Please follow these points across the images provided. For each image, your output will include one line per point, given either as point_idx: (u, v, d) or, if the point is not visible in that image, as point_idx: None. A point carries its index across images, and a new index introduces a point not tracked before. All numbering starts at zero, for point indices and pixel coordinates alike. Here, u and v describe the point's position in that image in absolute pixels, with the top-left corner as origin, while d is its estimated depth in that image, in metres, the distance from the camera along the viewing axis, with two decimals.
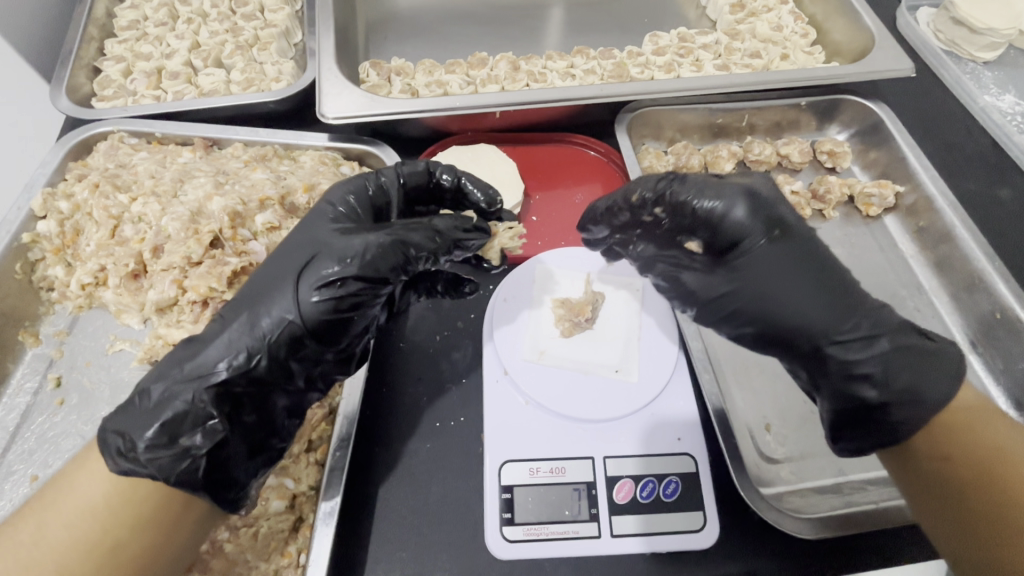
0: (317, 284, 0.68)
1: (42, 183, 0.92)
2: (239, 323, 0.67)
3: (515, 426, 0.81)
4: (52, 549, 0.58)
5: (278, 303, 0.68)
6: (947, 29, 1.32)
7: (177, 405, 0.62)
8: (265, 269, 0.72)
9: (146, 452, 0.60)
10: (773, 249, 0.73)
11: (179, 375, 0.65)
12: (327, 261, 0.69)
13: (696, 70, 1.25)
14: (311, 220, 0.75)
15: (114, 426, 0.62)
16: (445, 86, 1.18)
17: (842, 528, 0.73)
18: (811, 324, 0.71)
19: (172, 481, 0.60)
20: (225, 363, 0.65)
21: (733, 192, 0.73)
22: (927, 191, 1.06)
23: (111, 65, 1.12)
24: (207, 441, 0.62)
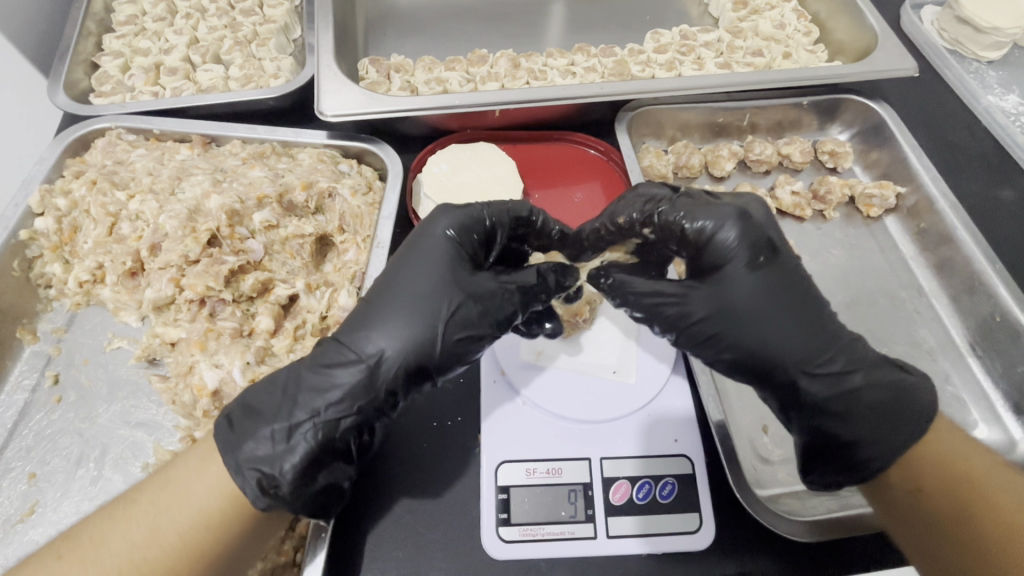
0: (454, 333, 0.71)
1: (40, 180, 0.92)
2: (368, 365, 0.68)
3: (513, 426, 0.81)
4: (164, 552, 0.60)
5: (416, 349, 0.69)
6: (951, 28, 1.31)
7: (315, 438, 0.66)
8: (392, 303, 0.71)
9: (290, 487, 0.64)
10: (755, 273, 0.71)
11: (314, 410, 0.66)
12: (463, 311, 0.72)
13: (698, 68, 1.24)
14: (432, 257, 0.74)
15: (248, 462, 0.63)
16: (444, 83, 1.17)
17: (834, 531, 0.74)
18: (795, 356, 0.70)
19: (310, 514, 0.66)
20: (358, 402, 0.68)
21: (724, 213, 0.72)
22: (928, 193, 1.06)
23: (108, 61, 1.12)
24: (337, 479, 0.67)
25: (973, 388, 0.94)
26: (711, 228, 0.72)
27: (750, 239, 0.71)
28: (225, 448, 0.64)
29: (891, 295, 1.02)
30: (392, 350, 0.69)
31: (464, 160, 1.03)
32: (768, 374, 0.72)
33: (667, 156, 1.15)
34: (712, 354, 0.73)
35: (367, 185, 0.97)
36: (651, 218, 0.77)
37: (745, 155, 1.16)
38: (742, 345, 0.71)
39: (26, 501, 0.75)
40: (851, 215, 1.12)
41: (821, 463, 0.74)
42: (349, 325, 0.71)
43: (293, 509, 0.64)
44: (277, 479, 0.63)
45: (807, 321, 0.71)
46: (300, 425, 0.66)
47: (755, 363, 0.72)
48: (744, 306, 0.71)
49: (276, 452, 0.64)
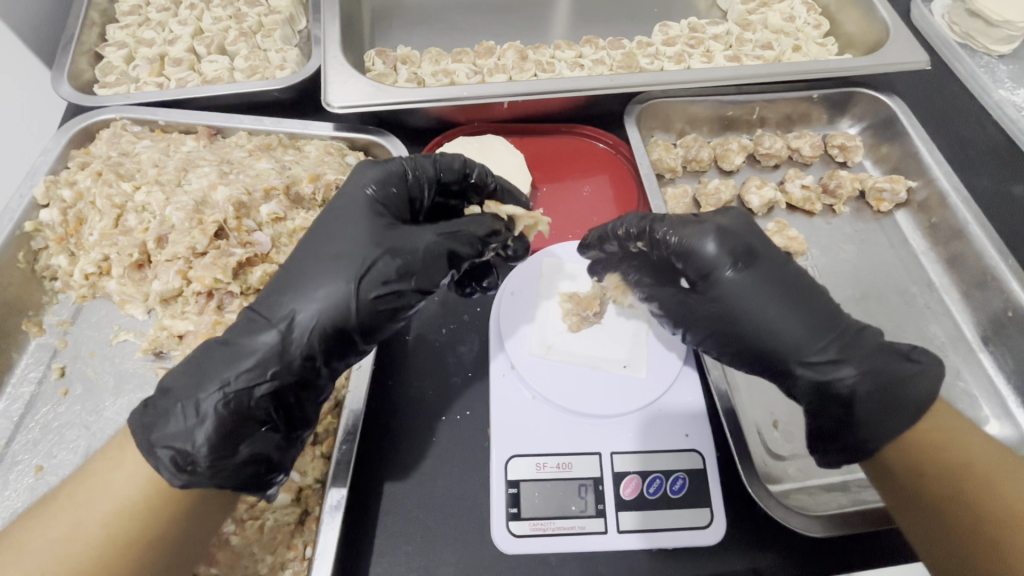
0: (375, 289, 0.69)
1: (45, 171, 0.91)
2: (282, 328, 0.67)
3: (523, 420, 0.81)
4: (87, 546, 0.58)
5: (331, 309, 0.67)
6: (963, 21, 1.29)
7: (227, 408, 0.63)
8: (308, 269, 0.70)
9: (208, 460, 0.61)
10: (748, 277, 0.74)
11: (228, 381, 0.64)
12: (382, 267, 0.70)
13: (707, 61, 1.23)
14: (347, 218, 0.73)
15: (161, 440, 0.61)
16: (452, 75, 1.16)
17: (850, 527, 0.73)
18: (790, 343, 0.73)
19: (236, 486, 0.63)
20: (274, 368, 0.66)
21: (726, 227, 0.75)
22: (940, 187, 1.05)
23: (113, 52, 1.10)
24: (260, 448, 0.65)
25: (984, 384, 0.93)
26: (711, 240, 0.75)
27: (757, 242, 0.75)
28: (139, 431, 0.62)
29: (901, 290, 1.01)
30: (305, 312, 0.67)
31: (472, 153, 1.02)
32: (765, 367, 0.76)
33: (676, 149, 1.13)
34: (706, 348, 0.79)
35: None
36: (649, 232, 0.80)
37: (755, 149, 1.15)
38: (737, 336, 0.75)
39: (33, 494, 0.75)
40: (861, 210, 1.11)
41: (827, 441, 0.74)
42: (266, 292, 0.70)
43: (217, 483, 0.62)
44: (192, 453, 0.61)
45: (807, 307, 0.73)
46: (210, 398, 0.63)
47: (754, 353, 0.75)
48: (746, 304, 0.74)
49: (186, 428, 0.61)
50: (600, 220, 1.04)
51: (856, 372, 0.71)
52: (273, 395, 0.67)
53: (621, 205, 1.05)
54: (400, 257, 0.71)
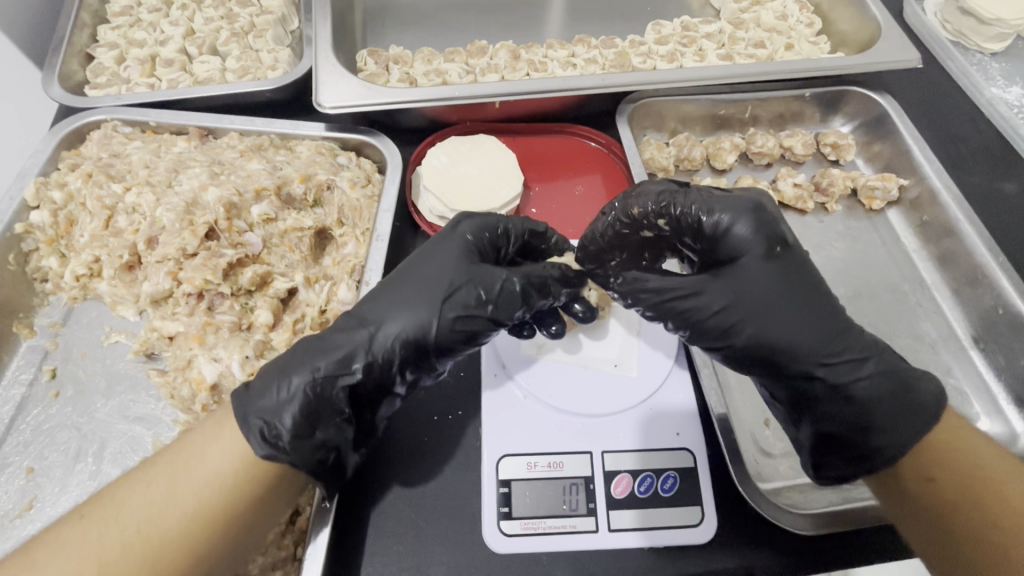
0: (458, 315, 0.72)
1: (35, 172, 0.91)
2: (378, 330, 0.71)
3: (514, 420, 0.81)
4: (179, 515, 0.60)
5: (417, 327, 0.71)
6: (955, 19, 1.29)
7: (314, 396, 0.66)
8: (404, 281, 0.74)
9: (292, 443, 0.64)
10: (767, 261, 0.71)
11: (320, 371, 0.67)
12: (469, 288, 0.73)
13: (699, 60, 1.23)
14: (443, 245, 0.77)
15: (256, 411, 0.65)
16: (444, 74, 1.16)
17: (839, 524, 0.73)
18: (809, 348, 0.70)
19: (305, 469, 0.65)
20: (362, 367, 0.69)
21: (739, 208, 0.72)
22: (931, 185, 1.05)
23: (104, 52, 1.10)
24: (333, 438, 0.67)
25: (975, 381, 0.93)
26: (724, 221, 0.72)
27: (757, 232, 0.72)
28: (237, 397, 0.66)
29: (893, 289, 1.02)
30: (394, 322, 0.71)
31: (463, 153, 1.01)
32: (768, 368, 0.73)
33: (668, 148, 1.14)
34: (721, 341, 0.73)
35: (366, 177, 0.96)
36: (667, 211, 0.76)
37: (747, 148, 1.15)
38: (749, 332, 0.71)
39: (25, 497, 0.75)
40: (852, 208, 1.12)
41: (833, 454, 0.73)
42: (371, 295, 0.74)
43: (291, 461, 0.65)
44: (278, 429, 0.64)
45: (819, 312, 0.71)
46: (303, 386, 0.66)
47: (771, 349, 0.71)
48: (760, 296, 0.71)
49: (278, 403, 0.65)
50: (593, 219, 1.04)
51: (872, 379, 0.70)
52: (352, 390, 0.70)
53: None
54: (482, 288, 0.74)
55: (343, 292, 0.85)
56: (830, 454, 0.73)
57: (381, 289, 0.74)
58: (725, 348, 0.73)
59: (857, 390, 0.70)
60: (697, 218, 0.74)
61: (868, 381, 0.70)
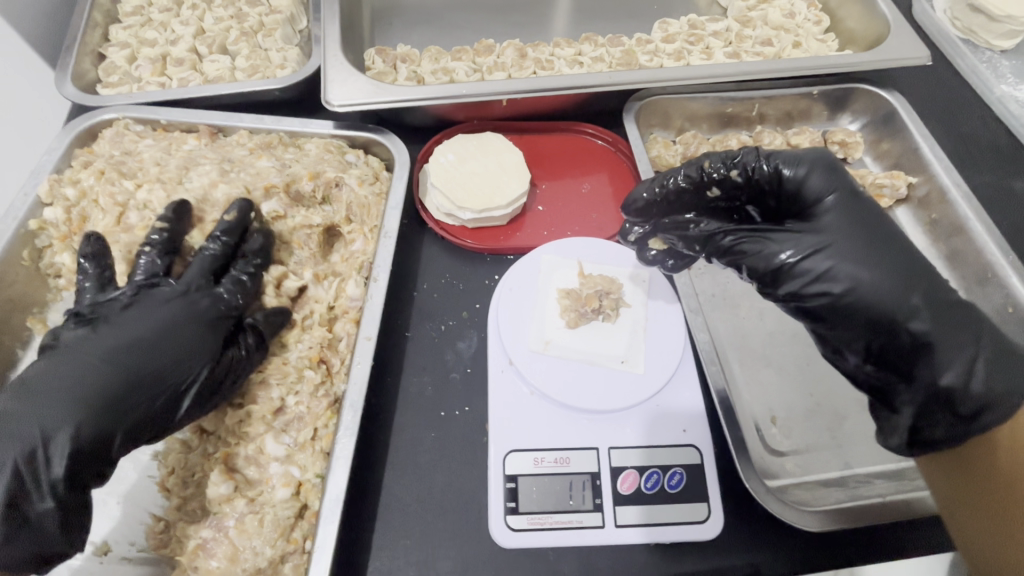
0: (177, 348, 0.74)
1: (49, 170, 0.92)
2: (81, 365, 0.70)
3: (522, 416, 0.81)
4: None
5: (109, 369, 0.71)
6: (964, 16, 1.28)
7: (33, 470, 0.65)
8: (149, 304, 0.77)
9: (36, 494, 0.65)
10: (849, 208, 0.73)
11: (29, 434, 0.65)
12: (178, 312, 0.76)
13: (706, 58, 1.23)
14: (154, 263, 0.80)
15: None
16: (451, 73, 1.16)
17: (847, 522, 0.73)
18: (911, 296, 0.69)
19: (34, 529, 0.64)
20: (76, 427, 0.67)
21: (814, 158, 0.75)
22: (940, 182, 1.04)
23: (116, 51, 1.12)
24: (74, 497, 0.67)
25: None
26: (797, 172, 0.75)
27: (853, 184, 0.75)
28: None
29: None
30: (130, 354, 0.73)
31: (471, 151, 1.02)
32: (865, 322, 0.69)
33: (675, 146, 1.14)
34: (815, 284, 0.70)
35: (374, 175, 0.97)
36: (740, 166, 0.77)
37: (754, 146, 1.15)
38: (852, 270, 0.69)
39: None
40: None
41: (933, 413, 0.69)
42: (78, 321, 0.76)
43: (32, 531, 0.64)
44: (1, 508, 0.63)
45: (921, 270, 0.71)
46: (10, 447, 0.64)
47: (869, 297, 0.69)
48: (854, 241, 0.71)
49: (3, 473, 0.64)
50: (599, 216, 1.04)
51: (968, 337, 0.68)
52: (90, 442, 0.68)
53: (620, 202, 1.06)
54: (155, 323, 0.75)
55: (351, 290, 0.86)
56: (926, 418, 0.69)
57: (93, 317, 0.76)
58: (821, 293, 0.70)
59: (959, 338, 0.68)
60: (775, 169, 0.76)
61: (970, 338, 0.68)
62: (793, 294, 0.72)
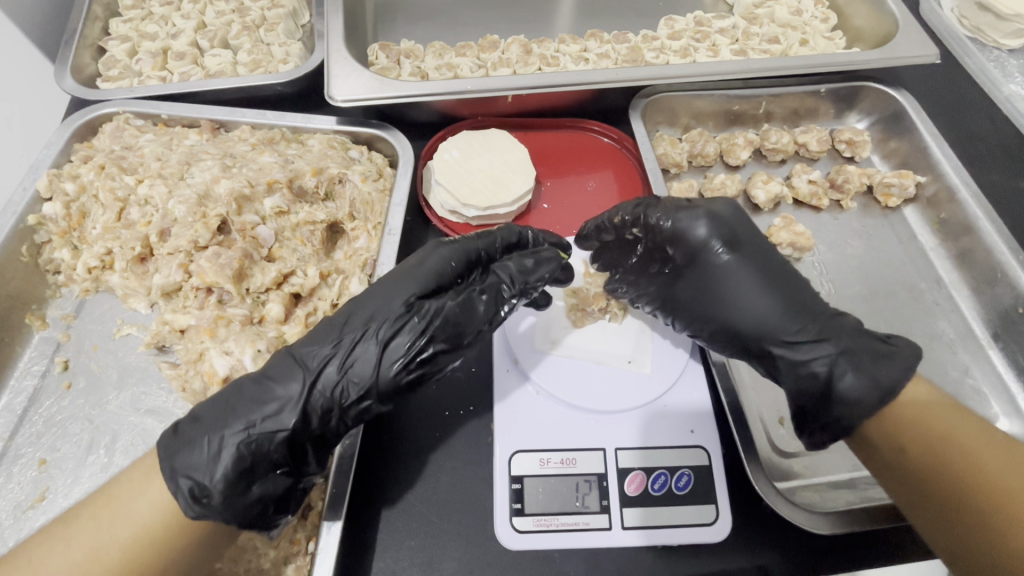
0: (398, 357, 0.67)
1: (48, 164, 0.91)
2: (343, 359, 0.67)
3: (527, 417, 0.80)
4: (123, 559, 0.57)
5: (338, 381, 0.67)
6: (972, 15, 1.28)
7: (226, 461, 0.60)
8: (381, 303, 0.70)
9: (242, 488, 0.61)
10: (732, 257, 0.78)
11: (252, 424, 0.63)
12: (390, 323, 0.69)
13: (713, 55, 1.22)
14: (416, 273, 0.73)
15: (182, 469, 0.60)
16: (455, 69, 1.15)
17: (857, 524, 0.72)
18: (772, 326, 0.76)
19: (239, 523, 0.61)
20: (297, 421, 0.64)
21: (694, 209, 0.79)
22: (949, 182, 1.03)
23: (116, 45, 1.10)
24: (272, 491, 0.63)
25: (993, 381, 0.92)
26: (674, 223, 0.80)
27: (741, 228, 0.79)
28: (164, 452, 0.61)
29: (910, 287, 1.00)
30: (339, 368, 0.67)
31: (475, 147, 1.00)
32: (736, 350, 0.80)
33: (681, 144, 1.12)
34: (694, 321, 0.81)
35: (378, 172, 0.96)
36: (637, 220, 0.84)
37: (761, 144, 1.14)
38: (716, 309, 0.79)
39: (37, 488, 0.75)
40: (868, 205, 1.10)
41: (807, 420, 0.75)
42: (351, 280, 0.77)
43: (225, 518, 0.60)
44: (207, 488, 0.59)
45: (797, 306, 0.76)
46: (245, 412, 0.63)
47: (736, 331, 0.78)
48: (727, 284, 0.78)
49: (208, 460, 0.60)
50: None
51: (825, 364, 0.73)
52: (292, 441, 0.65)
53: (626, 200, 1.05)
54: (381, 328, 0.69)
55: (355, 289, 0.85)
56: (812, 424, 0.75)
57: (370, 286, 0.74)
58: (701, 327, 0.81)
59: (821, 368, 0.73)
60: (659, 224, 0.81)
61: (824, 363, 0.73)
62: (685, 328, 0.83)
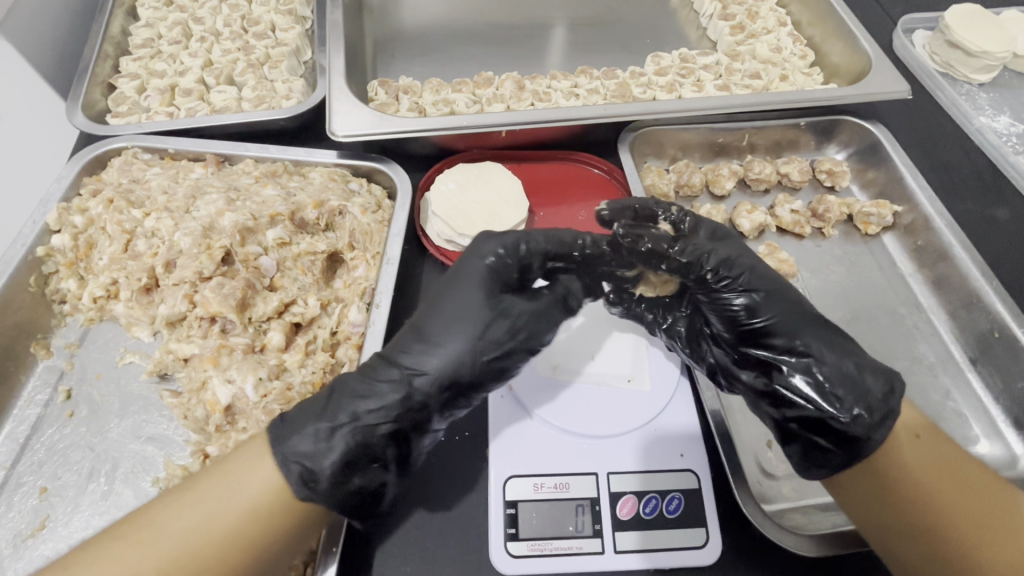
0: (492, 354, 0.75)
1: (57, 198, 0.94)
2: (436, 365, 0.73)
3: (521, 443, 0.82)
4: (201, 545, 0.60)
5: (453, 372, 0.73)
6: (943, 51, 1.35)
7: (350, 451, 0.67)
8: (458, 306, 0.76)
9: (355, 474, 0.67)
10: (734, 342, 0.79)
11: (363, 421, 0.68)
12: (485, 318, 0.76)
13: (697, 90, 1.27)
14: (469, 278, 0.78)
15: (294, 454, 0.64)
16: (452, 104, 1.20)
17: (843, 546, 0.74)
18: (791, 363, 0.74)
19: (344, 511, 0.66)
20: (403, 417, 0.70)
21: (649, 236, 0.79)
22: (925, 211, 1.08)
23: (125, 82, 1.15)
24: (369, 484, 0.68)
25: (974, 403, 0.95)
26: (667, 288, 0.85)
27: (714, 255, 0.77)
28: (274, 438, 0.65)
29: (891, 311, 1.04)
30: (431, 380, 0.72)
31: (470, 179, 1.04)
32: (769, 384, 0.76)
33: (669, 175, 1.17)
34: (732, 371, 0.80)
35: (377, 203, 0.99)
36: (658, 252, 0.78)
37: (745, 174, 1.19)
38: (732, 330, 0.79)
39: (37, 516, 0.76)
40: (849, 232, 1.15)
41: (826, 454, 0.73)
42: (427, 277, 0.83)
43: (327, 505, 0.65)
44: (319, 474, 0.64)
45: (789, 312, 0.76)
46: (338, 418, 0.67)
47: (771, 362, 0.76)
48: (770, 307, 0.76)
49: (320, 449, 0.65)
50: None
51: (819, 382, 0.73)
52: (396, 438, 0.71)
53: None
54: (476, 325, 0.75)
55: (354, 317, 0.87)
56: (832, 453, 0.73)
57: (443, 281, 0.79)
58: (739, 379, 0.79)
59: (827, 360, 0.73)
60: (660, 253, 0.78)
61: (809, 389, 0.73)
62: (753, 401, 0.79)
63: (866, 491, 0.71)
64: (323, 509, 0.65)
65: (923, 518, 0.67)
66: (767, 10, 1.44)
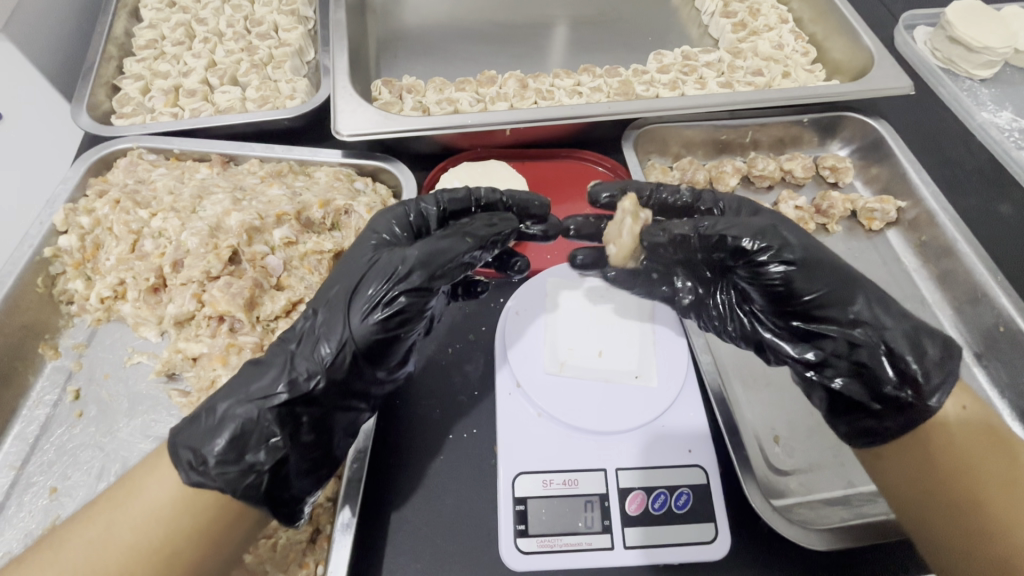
0: (368, 309, 0.71)
1: (64, 199, 0.94)
2: (319, 328, 0.72)
3: (529, 439, 0.82)
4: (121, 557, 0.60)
5: (341, 334, 0.70)
6: (944, 47, 1.35)
7: (236, 424, 0.64)
8: (340, 275, 0.76)
9: (249, 447, 0.64)
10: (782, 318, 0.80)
11: (246, 394, 0.66)
12: (331, 290, 0.74)
13: (700, 87, 1.28)
14: (357, 249, 0.78)
15: (183, 441, 0.64)
16: (455, 103, 1.20)
17: (853, 540, 0.75)
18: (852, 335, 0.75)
19: (235, 495, 0.63)
20: (285, 385, 0.67)
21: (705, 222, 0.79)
22: (928, 207, 1.08)
23: (130, 83, 1.15)
24: (272, 459, 0.64)
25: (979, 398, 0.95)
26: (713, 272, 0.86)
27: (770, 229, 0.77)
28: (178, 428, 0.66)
29: None
30: (331, 346, 0.70)
31: (475, 178, 1.05)
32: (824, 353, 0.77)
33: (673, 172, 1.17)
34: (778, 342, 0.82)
35: (382, 203, 0.99)
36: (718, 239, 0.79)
37: (749, 171, 1.19)
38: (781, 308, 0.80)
39: (47, 516, 0.76)
40: (853, 228, 1.15)
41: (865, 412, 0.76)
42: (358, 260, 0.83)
43: (222, 487, 0.62)
44: (205, 456, 0.62)
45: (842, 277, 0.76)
46: (225, 399, 0.66)
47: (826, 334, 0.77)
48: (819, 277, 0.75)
49: (207, 434, 0.64)
50: None
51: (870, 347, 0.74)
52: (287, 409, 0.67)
53: None
54: (354, 287, 0.73)
55: None
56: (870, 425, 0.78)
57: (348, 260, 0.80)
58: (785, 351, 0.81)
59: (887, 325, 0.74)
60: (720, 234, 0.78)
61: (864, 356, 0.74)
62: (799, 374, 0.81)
63: (905, 465, 0.74)
64: (218, 492, 0.63)
65: (958, 496, 0.69)
66: (768, 7, 1.44)
